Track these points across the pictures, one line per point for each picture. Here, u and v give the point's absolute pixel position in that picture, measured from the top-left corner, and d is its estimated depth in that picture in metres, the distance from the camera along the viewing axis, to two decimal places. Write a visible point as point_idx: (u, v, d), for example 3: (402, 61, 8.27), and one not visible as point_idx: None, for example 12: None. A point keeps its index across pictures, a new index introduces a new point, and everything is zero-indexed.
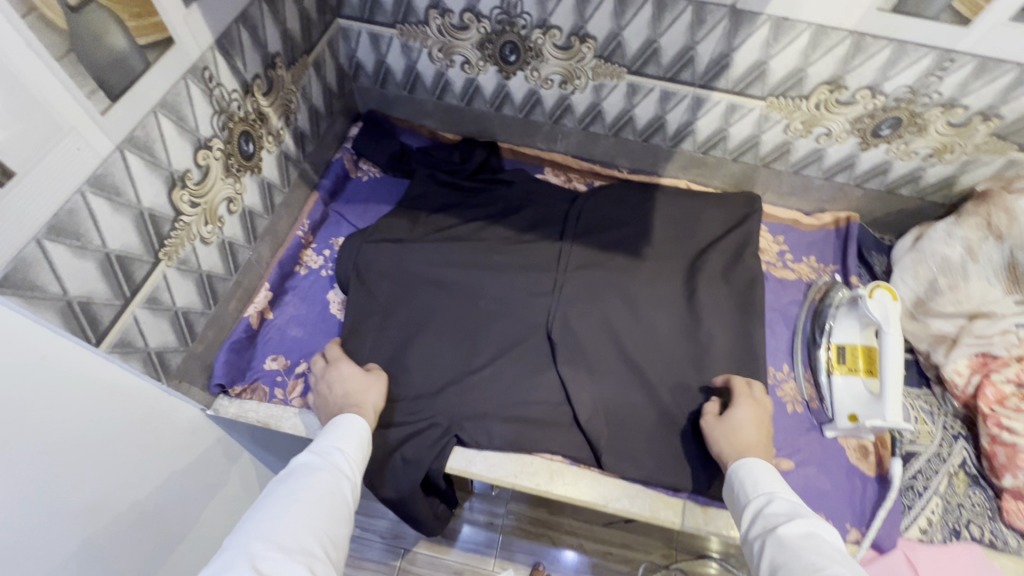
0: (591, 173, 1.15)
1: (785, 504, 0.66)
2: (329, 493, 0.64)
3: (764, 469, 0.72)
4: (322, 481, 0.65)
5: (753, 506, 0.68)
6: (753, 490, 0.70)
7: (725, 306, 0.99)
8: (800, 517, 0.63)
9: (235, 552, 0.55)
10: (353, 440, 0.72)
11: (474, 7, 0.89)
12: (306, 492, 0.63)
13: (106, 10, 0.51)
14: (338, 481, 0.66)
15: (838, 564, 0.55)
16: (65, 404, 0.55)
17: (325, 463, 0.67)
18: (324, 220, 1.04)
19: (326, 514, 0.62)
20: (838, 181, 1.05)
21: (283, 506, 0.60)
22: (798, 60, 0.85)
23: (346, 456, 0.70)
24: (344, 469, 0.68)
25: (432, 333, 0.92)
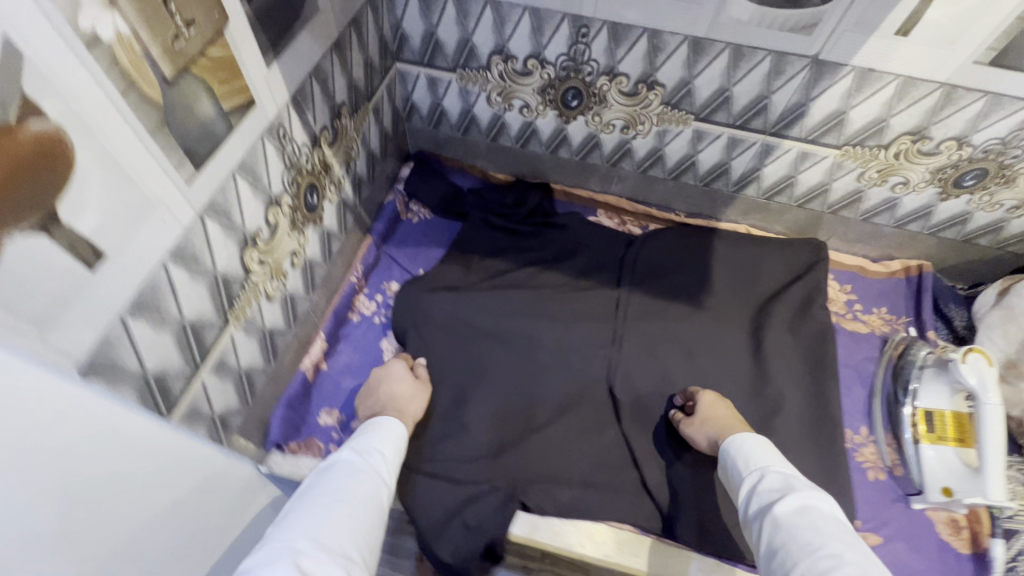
0: (647, 217, 1.12)
1: (777, 478, 0.64)
2: (369, 494, 0.62)
3: (754, 441, 0.71)
4: (363, 482, 0.63)
5: (746, 482, 0.66)
6: (745, 466, 0.68)
7: (794, 362, 0.94)
8: (792, 491, 0.61)
9: (278, 547, 0.52)
10: (392, 443, 0.71)
11: (540, 53, 0.87)
12: (348, 490, 0.61)
13: (199, 79, 0.49)
14: (377, 484, 0.65)
15: (838, 544, 0.54)
16: (150, 484, 0.51)
17: (366, 464, 0.66)
18: (376, 264, 1.02)
19: (366, 515, 0.60)
20: (910, 230, 1.00)
21: (326, 502, 0.59)
22: (880, 111, 0.81)
23: (385, 458, 0.69)
24: (383, 472, 0.67)
25: (490, 387, 0.89)
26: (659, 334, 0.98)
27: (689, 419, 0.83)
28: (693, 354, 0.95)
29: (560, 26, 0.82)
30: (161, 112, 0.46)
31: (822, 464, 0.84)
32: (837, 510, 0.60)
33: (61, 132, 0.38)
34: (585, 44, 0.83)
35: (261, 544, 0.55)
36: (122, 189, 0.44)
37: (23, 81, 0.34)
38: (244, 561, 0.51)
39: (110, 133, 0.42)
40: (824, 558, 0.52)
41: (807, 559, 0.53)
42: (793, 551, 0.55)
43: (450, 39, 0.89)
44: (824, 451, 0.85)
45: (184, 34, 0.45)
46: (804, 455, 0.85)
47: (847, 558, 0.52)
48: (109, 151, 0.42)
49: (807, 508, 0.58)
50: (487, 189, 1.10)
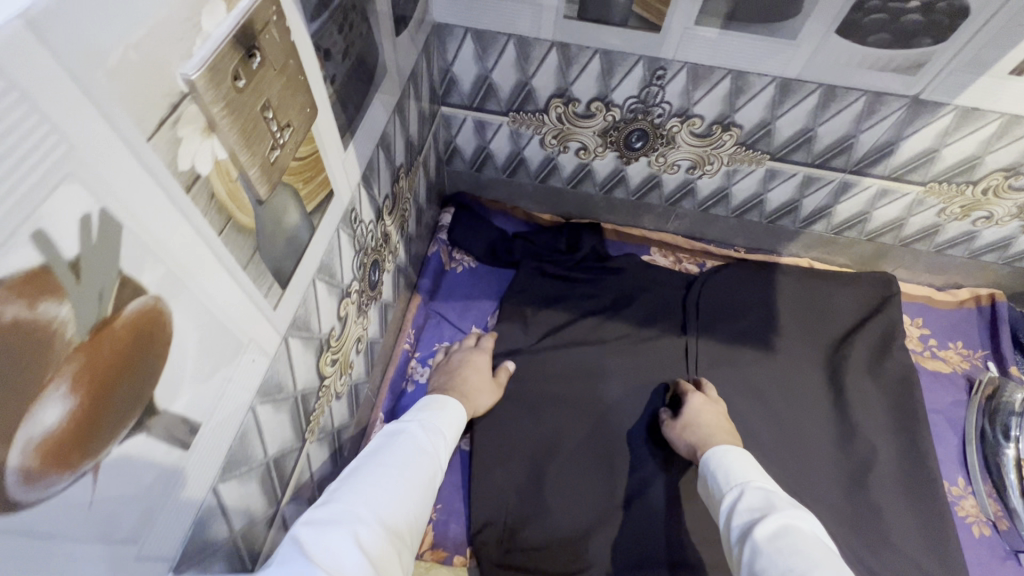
0: (704, 254, 1.06)
1: (757, 496, 0.63)
2: (426, 474, 0.59)
3: (734, 455, 0.70)
4: (424, 461, 0.60)
5: (727, 501, 0.65)
6: (727, 481, 0.67)
7: (880, 409, 0.89)
8: (773, 510, 0.59)
9: (344, 507, 0.49)
10: (452, 428, 0.68)
11: (606, 96, 0.79)
12: (409, 467, 0.57)
13: (288, 187, 0.40)
14: (435, 468, 0.61)
15: (821, 564, 0.51)
16: None
17: (429, 444, 0.63)
18: (426, 324, 0.96)
19: (421, 499, 0.56)
20: (984, 260, 0.97)
21: (389, 473, 0.55)
22: (976, 148, 0.76)
23: (444, 443, 0.66)
24: (441, 456, 0.64)
25: (568, 461, 0.83)
26: (734, 385, 0.92)
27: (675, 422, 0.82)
28: (773, 405, 0.90)
29: (634, 68, 0.74)
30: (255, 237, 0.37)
31: (928, 524, 0.80)
32: (820, 530, 0.58)
33: (159, 303, 0.29)
34: (660, 86, 0.76)
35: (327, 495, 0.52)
36: (219, 339, 0.35)
37: (120, 257, 0.26)
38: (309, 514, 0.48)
39: (206, 280, 0.33)
40: None
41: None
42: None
43: (506, 82, 0.80)
44: (929, 509, 0.81)
45: (279, 143, 0.37)
46: (906, 515, 0.80)
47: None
48: (206, 300, 0.33)
49: (786, 527, 0.56)
50: (537, 233, 1.03)
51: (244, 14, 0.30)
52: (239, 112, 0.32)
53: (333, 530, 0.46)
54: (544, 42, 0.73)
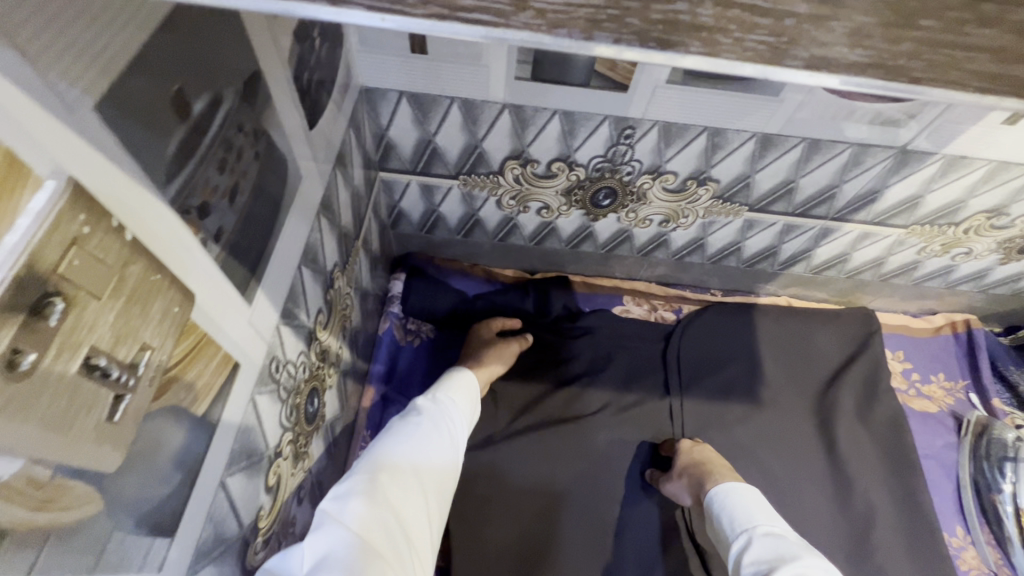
0: (678, 299, 1.00)
1: (765, 546, 0.59)
2: (446, 439, 0.56)
3: (739, 497, 0.67)
4: (443, 425, 0.57)
5: (735, 553, 0.61)
6: (734, 528, 0.64)
7: (873, 459, 0.85)
8: (783, 561, 0.56)
9: (366, 476, 0.47)
10: (467, 395, 0.64)
11: (569, 156, 0.70)
12: (427, 432, 0.54)
13: (161, 413, 0.29)
14: (455, 432, 0.58)
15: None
16: None
17: (444, 411, 0.59)
18: (384, 415, 0.85)
19: (445, 461, 0.54)
20: (960, 289, 0.94)
21: (408, 439, 0.52)
22: (961, 194, 0.71)
23: (460, 410, 0.62)
24: (459, 422, 0.60)
25: (554, 565, 0.75)
26: (725, 449, 0.85)
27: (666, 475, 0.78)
28: (767, 467, 0.84)
29: (598, 127, 0.65)
30: (104, 522, 0.25)
31: None
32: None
33: None
34: (628, 145, 0.67)
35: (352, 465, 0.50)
36: None
37: None
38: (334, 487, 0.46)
39: None
40: None
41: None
42: None
43: (454, 146, 0.70)
44: (930, 568, 0.77)
45: (129, 385, 0.25)
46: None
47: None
48: None
49: None
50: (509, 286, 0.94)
51: (19, 257, 0.18)
52: (34, 398, 0.20)
53: (355, 499, 0.45)
54: (494, 103, 0.63)
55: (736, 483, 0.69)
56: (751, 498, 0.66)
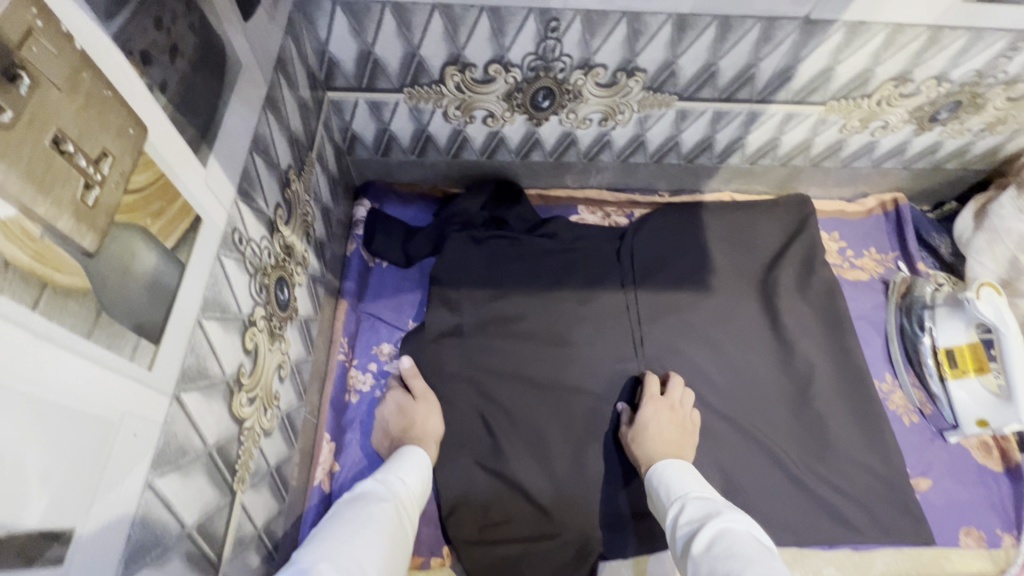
0: (629, 204, 1.05)
1: (695, 506, 0.61)
2: (389, 519, 0.58)
3: (674, 472, 0.69)
4: (386, 505, 0.60)
5: (671, 521, 0.62)
6: (671, 500, 0.65)
7: (812, 324, 0.93)
8: (709, 516, 0.57)
9: (301, 567, 0.48)
10: (414, 472, 0.68)
11: (503, 57, 0.74)
12: (369, 514, 0.57)
13: (128, 227, 0.34)
14: (400, 514, 0.60)
15: (750, 559, 0.50)
16: None
17: (389, 491, 0.62)
18: (359, 328, 0.89)
19: (386, 542, 0.55)
20: (886, 167, 1.01)
21: (349, 523, 0.55)
22: (867, 62, 0.77)
23: (407, 486, 0.65)
24: (402, 505, 0.62)
25: (528, 437, 0.81)
26: (677, 330, 0.93)
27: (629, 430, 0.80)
28: (716, 341, 0.92)
29: (525, 22, 0.70)
30: (93, 299, 0.31)
31: (871, 427, 0.84)
32: (755, 528, 0.56)
33: None
34: (556, 38, 0.72)
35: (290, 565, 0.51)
36: (73, 432, 0.30)
37: None
38: None
39: (27, 378, 0.27)
40: None
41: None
42: None
43: (393, 56, 0.74)
44: (866, 408, 0.86)
45: (97, 178, 0.30)
46: (848, 419, 0.85)
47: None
48: (38, 397, 0.27)
49: (720, 531, 0.54)
50: (452, 196, 0.98)
51: None
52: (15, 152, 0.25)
53: None
54: (424, 6, 0.67)
55: (680, 466, 0.70)
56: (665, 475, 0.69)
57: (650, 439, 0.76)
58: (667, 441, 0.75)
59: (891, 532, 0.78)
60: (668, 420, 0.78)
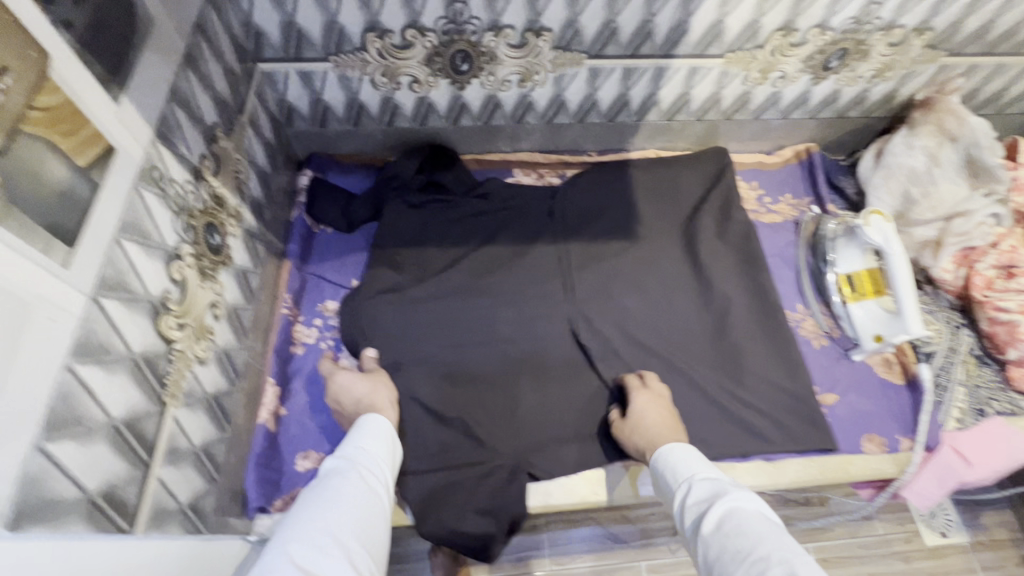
0: (561, 165, 1.12)
1: (701, 487, 0.60)
2: (361, 487, 0.58)
3: (675, 452, 0.67)
4: (354, 476, 0.58)
5: (677, 500, 0.61)
6: (676, 480, 0.64)
7: (730, 263, 1.00)
8: (718, 496, 0.57)
9: (272, 554, 0.48)
10: (379, 439, 0.67)
11: (417, 21, 0.81)
12: (341, 489, 0.56)
13: (36, 137, 0.40)
14: (372, 481, 0.60)
15: (762, 539, 0.50)
16: None
17: (355, 462, 0.61)
18: (304, 287, 0.94)
19: (359, 507, 0.55)
20: (794, 118, 1.09)
21: (317, 499, 0.54)
22: (753, 13, 0.85)
23: (374, 454, 0.64)
24: (372, 469, 0.62)
25: (464, 375, 0.87)
26: (606, 276, 0.99)
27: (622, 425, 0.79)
28: (641, 283, 0.99)
29: None
30: (3, 192, 0.37)
31: (781, 350, 0.92)
32: (761, 504, 0.56)
33: None
34: (462, 1, 0.79)
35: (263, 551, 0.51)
36: None
37: None
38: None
39: None
40: (755, 563, 0.48)
41: (741, 566, 0.49)
42: (728, 564, 0.50)
43: (315, 25, 0.80)
44: (777, 334, 0.93)
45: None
46: (761, 345, 0.93)
47: (774, 556, 0.48)
48: None
49: (730, 512, 0.54)
50: (389, 162, 1.03)
51: None
52: None
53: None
54: None
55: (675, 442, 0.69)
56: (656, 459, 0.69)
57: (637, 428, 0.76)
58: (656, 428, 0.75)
59: (798, 440, 0.85)
60: (658, 407, 0.78)
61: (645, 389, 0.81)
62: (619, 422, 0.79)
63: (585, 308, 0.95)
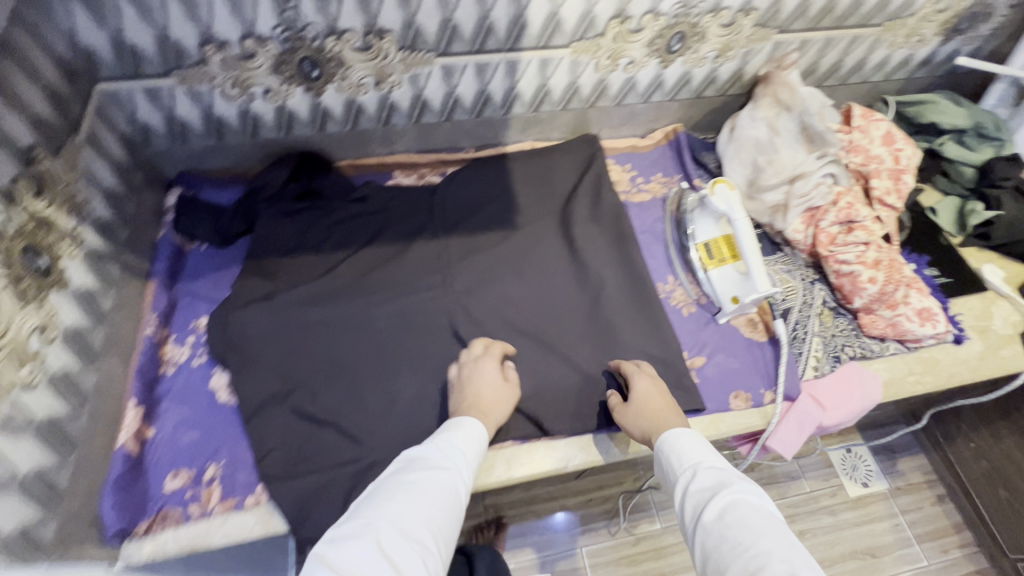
0: (440, 163, 1.14)
1: (706, 473, 0.63)
2: (449, 488, 0.62)
3: (680, 435, 0.69)
4: (447, 474, 0.63)
5: (680, 485, 0.64)
6: (679, 465, 0.66)
7: (603, 243, 1.04)
8: (722, 485, 0.60)
9: (359, 525, 0.54)
10: (473, 442, 0.70)
11: (253, 30, 0.82)
12: (432, 481, 0.61)
13: None
14: (459, 482, 0.64)
15: (758, 536, 0.53)
16: None
17: (448, 458, 0.66)
18: (174, 306, 0.92)
19: (445, 511, 0.59)
20: (656, 101, 1.14)
21: (409, 486, 0.60)
22: (584, 4, 0.90)
23: (467, 456, 0.68)
24: (463, 472, 0.66)
25: (340, 376, 0.87)
26: (486, 266, 1.01)
27: (626, 409, 0.80)
28: (519, 269, 1.01)
29: None
30: None
31: (651, 320, 0.96)
32: (765, 500, 0.59)
33: None
34: (294, 8, 0.80)
35: (345, 517, 0.57)
36: None
37: None
38: (333, 534, 0.54)
39: None
40: (753, 556, 0.52)
41: (737, 558, 0.52)
42: (726, 553, 0.54)
43: (146, 41, 0.80)
44: (647, 306, 0.97)
45: None
46: (633, 318, 0.97)
47: (775, 553, 0.51)
48: None
49: (735, 499, 0.58)
50: (258, 173, 1.03)
51: None
52: None
53: (348, 548, 0.51)
54: None
55: (680, 427, 0.71)
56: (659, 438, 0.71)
57: (640, 410, 0.78)
58: (658, 412, 0.77)
59: None
60: (657, 392, 0.80)
61: (645, 373, 0.84)
62: (621, 407, 0.80)
63: (463, 301, 0.97)
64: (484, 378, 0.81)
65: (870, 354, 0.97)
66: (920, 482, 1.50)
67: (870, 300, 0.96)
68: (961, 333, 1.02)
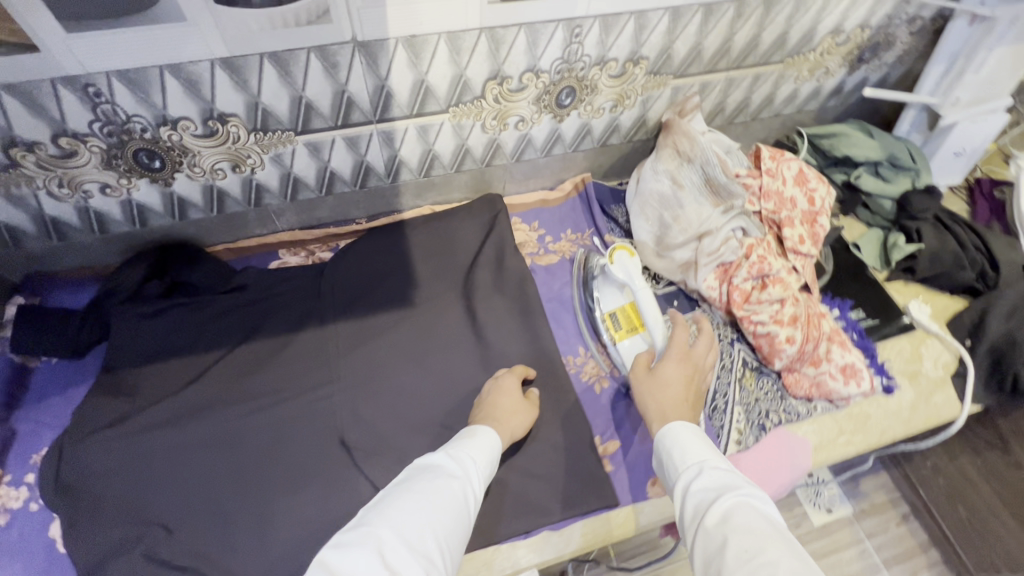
0: (330, 237, 1.04)
1: (712, 473, 0.60)
2: (458, 497, 0.61)
3: (687, 429, 0.67)
4: (457, 483, 0.62)
5: (682, 480, 0.62)
6: (682, 461, 0.64)
7: (507, 317, 0.96)
8: (729, 488, 0.57)
9: (365, 531, 0.54)
10: (485, 452, 0.69)
11: (66, 129, 0.71)
12: (439, 489, 0.61)
13: None
14: (470, 492, 0.63)
15: (769, 546, 0.50)
16: None
17: (460, 467, 0.65)
18: (11, 439, 0.81)
19: (450, 523, 0.58)
20: (559, 153, 1.07)
21: (416, 495, 0.59)
22: (452, 68, 0.82)
23: (478, 465, 0.67)
24: (474, 481, 0.65)
25: (203, 508, 0.76)
26: (378, 353, 0.91)
27: (645, 375, 0.77)
28: (415, 354, 0.92)
29: (58, 93, 0.67)
30: None
31: (558, 403, 0.88)
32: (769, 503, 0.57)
33: None
34: (108, 102, 0.70)
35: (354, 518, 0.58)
36: None
37: None
38: (335, 537, 0.54)
39: None
40: (758, 566, 0.49)
41: (741, 567, 0.49)
42: (729, 561, 0.51)
43: None
44: (555, 388, 0.89)
45: None
46: (542, 402, 0.88)
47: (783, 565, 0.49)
48: None
49: (742, 503, 0.55)
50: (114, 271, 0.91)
51: None
52: None
53: (351, 553, 0.51)
54: None
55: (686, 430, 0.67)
56: (665, 422, 0.69)
57: (660, 382, 0.74)
58: (670, 397, 0.73)
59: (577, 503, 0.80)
60: (684, 379, 0.75)
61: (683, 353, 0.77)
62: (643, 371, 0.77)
63: (352, 398, 0.87)
64: (507, 392, 0.82)
65: (796, 417, 0.90)
66: (884, 503, 1.43)
67: (791, 360, 0.89)
68: (890, 382, 0.96)
